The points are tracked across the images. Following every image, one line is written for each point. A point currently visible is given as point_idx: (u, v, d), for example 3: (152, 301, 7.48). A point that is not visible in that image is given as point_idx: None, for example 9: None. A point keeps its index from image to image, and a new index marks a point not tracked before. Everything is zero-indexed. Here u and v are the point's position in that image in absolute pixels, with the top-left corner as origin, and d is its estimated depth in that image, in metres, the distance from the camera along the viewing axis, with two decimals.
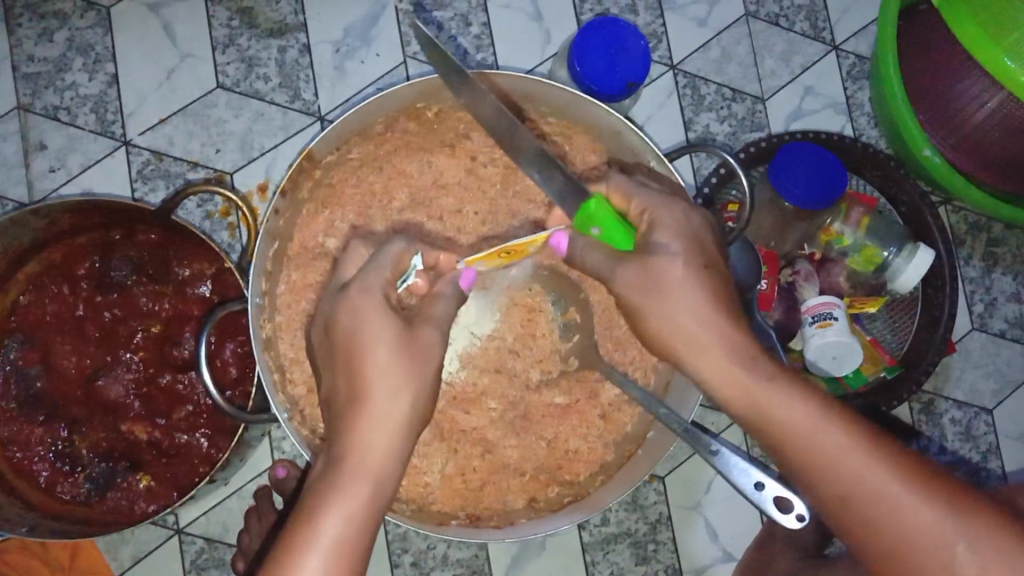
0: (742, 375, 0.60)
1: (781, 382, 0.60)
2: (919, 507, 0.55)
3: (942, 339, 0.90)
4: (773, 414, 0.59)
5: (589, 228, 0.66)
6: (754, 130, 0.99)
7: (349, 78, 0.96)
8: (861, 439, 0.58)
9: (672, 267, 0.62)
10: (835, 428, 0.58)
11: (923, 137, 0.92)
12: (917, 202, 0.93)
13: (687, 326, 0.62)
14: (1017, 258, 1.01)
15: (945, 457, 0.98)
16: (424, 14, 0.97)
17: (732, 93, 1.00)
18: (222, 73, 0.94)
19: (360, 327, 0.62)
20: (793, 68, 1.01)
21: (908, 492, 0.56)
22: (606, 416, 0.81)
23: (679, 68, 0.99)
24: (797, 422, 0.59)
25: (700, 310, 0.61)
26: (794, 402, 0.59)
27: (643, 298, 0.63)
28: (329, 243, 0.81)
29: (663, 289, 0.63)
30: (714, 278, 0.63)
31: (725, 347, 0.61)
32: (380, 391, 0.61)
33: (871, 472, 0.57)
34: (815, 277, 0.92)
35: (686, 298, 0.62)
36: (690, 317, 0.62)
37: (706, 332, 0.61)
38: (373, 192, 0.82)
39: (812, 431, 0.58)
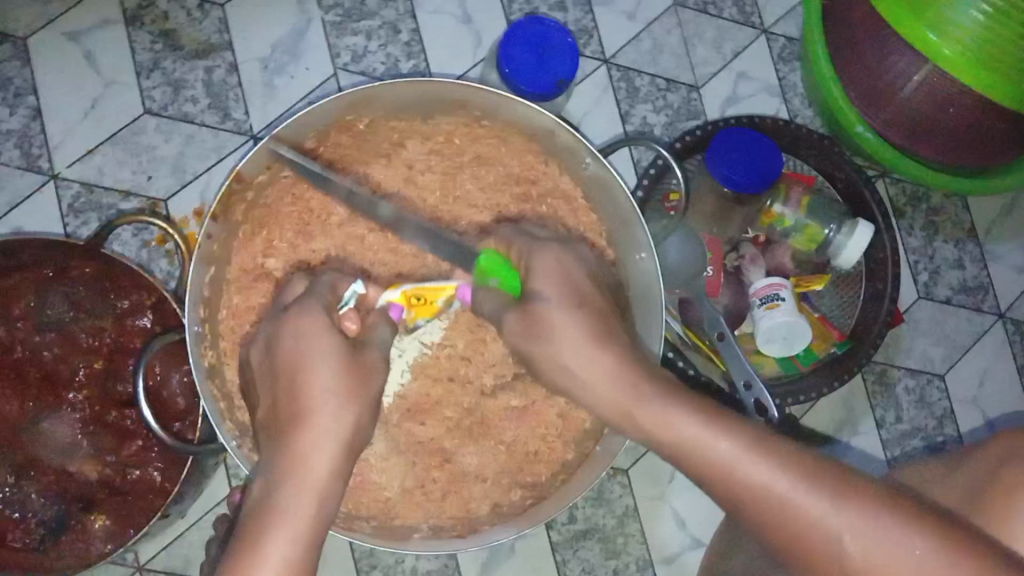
0: (622, 403, 0.62)
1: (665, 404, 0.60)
2: (810, 504, 0.52)
3: (888, 311, 0.91)
4: (660, 437, 0.59)
5: (488, 279, 0.74)
6: (690, 118, 1.00)
7: (279, 94, 0.94)
8: (748, 444, 0.56)
9: (547, 319, 0.66)
10: (723, 440, 0.56)
11: (854, 115, 0.94)
12: (853, 178, 0.93)
13: (570, 364, 0.65)
14: (956, 226, 1.03)
15: (902, 426, 0.99)
16: (351, 25, 0.96)
17: (666, 83, 1.00)
18: (148, 99, 0.92)
19: (305, 345, 0.63)
20: (725, 55, 1.01)
21: (804, 492, 0.53)
22: (564, 415, 0.81)
23: (613, 61, 0.99)
24: (680, 438, 0.58)
25: (580, 350, 0.64)
26: (674, 419, 0.59)
27: (527, 343, 0.68)
28: (269, 264, 0.80)
29: (544, 330, 0.66)
30: (590, 312, 0.67)
31: (613, 386, 0.63)
32: (321, 407, 0.61)
33: (763, 478, 0.54)
34: (761, 260, 0.94)
35: (563, 337, 0.65)
36: (570, 355, 0.65)
37: (592, 375, 0.63)
38: (310, 209, 0.81)
39: (701, 442, 0.57)
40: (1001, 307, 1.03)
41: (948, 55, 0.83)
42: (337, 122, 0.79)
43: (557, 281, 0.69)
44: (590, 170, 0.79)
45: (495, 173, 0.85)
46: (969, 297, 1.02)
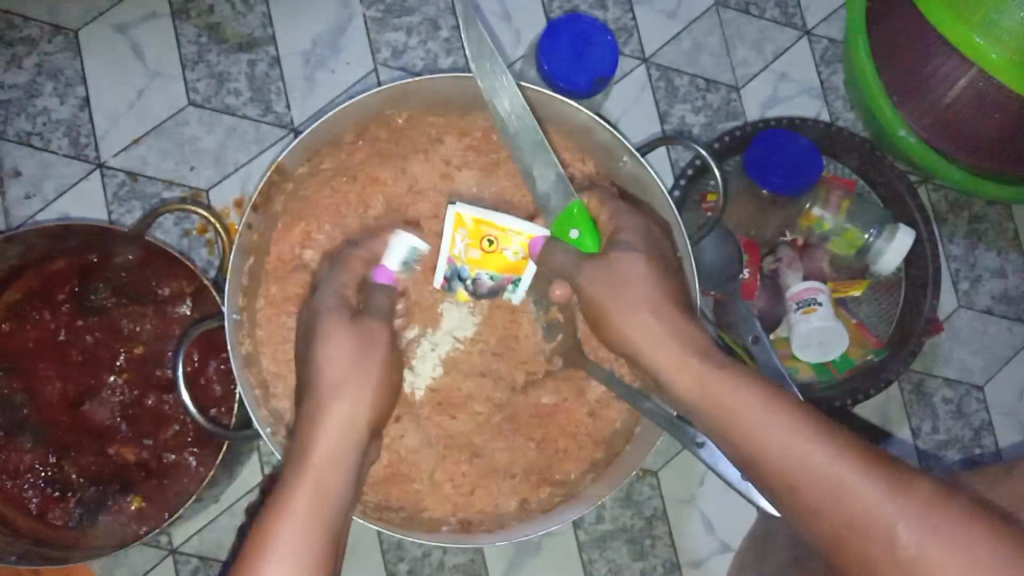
0: (694, 364, 0.63)
1: (733, 374, 0.61)
2: (862, 488, 0.51)
3: (929, 317, 0.90)
4: (725, 411, 0.60)
5: (568, 231, 0.75)
6: (729, 118, 0.99)
7: (320, 89, 0.95)
8: (809, 427, 0.56)
9: (629, 289, 0.70)
10: (780, 414, 0.57)
11: (897, 118, 0.92)
12: (896, 183, 0.92)
13: (640, 321, 0.68)
14: (1000, 234, 1.01)
15: (938, 436, 0.97)
16: (392, 21, 0.97)
17: (706, 83, 0.99)
18: (192, 91, 0.94)
19: (328, 323, 0.69)
20: (766, 56, 1.01)
21: (853, 472, 0.52)
22: (594, 414, 0.81)
23: (652, 61, 0.99)
24: (743, 412, 0.59)
25: (647, 309, 0.68)
26: (739, 393, 0.60)
27: (607, 293, 0.70)
28: (306, 255, 0.81)
29: (625, 282, 0.70)
30: (666, 280, 0.71)
31: (694, 356, 0.64)
32: (338, 401, 0.66)
33: (810, 455, 0.54)
34: (799, 263, 0.93)
35: (636, 295, 0.69)
36: (637, 313, 0.68)
37: (669, 339, 0.66)
38: (348, 202, 0.82)
39: (758, 413, 0.58)
40: None
41: (999, 62, 0.80)
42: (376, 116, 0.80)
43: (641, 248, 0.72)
44: (627, 168, 0.79)
45: None
46: (1011, 307, 1.00)
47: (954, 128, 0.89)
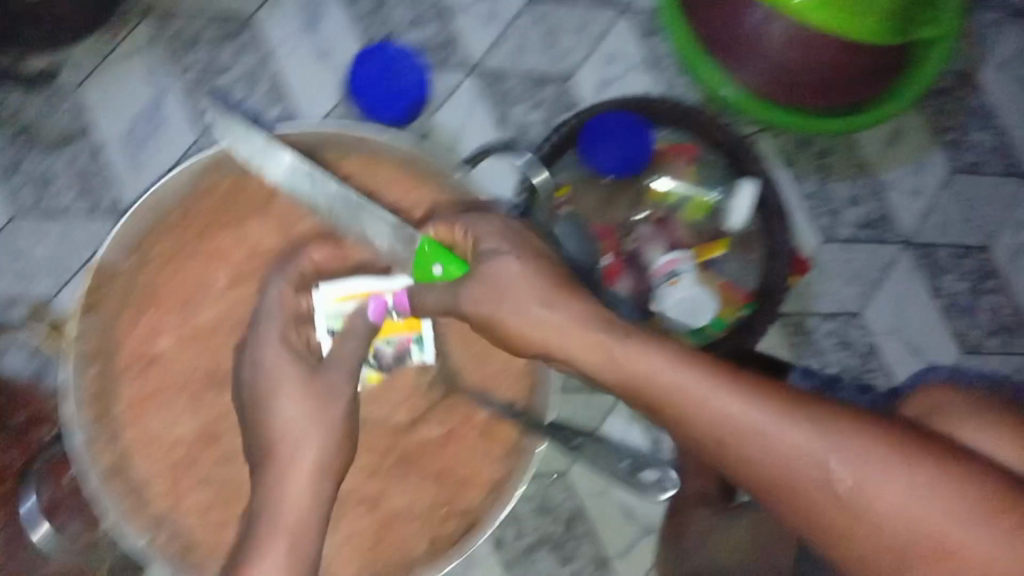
0: (603, 340, 0.56)
1: (630, 335, 0.56)
2: (792, 434, 0.51)
3: (788, 267, 0.90)
4: (722, 430, 0.52)
5: (430, 269, 0.64)
6: (566, 110, 0.99)
7: (146, 170, 0.91)
8: (812, 424, 0.51)
9: (538, 310, 0.58)
10: (687, 369, 0.54)
11: (717, 79, 0.94)
12: (732, 141, 0.90)
13: (536, 319, 0.58)
14: (847, 164, 1.03)
15: (827, 371, 1.00)
16: (207, 84, 0.92)
17: (536, 79, 0.98)
18: (14, 200, 0.90)
19: (264, 378, 0.62)
20: (590, 38, 0.99)
21: (776, 418, 0.51)
22: (485, 433, 0.82)
23: (477, 70, 0.97)
24: (735, 429, 0.52)
25: (530, 307, 0.58)
26: (723, 407, 0.52)
27: (492, 308, 0.59)
28: (157, 346, 0.79)
29: (502, 291, 0.59)
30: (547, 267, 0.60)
31: (687, 367, 0.54)
32: (295, 469, 0.60)
33: (730, 408, 0.52)
34: (657, 238, 0.92)
35: (525, 297, 0.58)
36: (515, 316, 0.58)
37: (569, 321, 0.58)
38: (191, 282, 0.80)
39: (667, 372, 0.54)
40: (905, 235, 1.04)
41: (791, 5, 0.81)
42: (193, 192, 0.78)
43: (516, 250, 0.60)
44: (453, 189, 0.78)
45: None
46: (872, 231, 1.03)
47: (778, 75, 0.91)
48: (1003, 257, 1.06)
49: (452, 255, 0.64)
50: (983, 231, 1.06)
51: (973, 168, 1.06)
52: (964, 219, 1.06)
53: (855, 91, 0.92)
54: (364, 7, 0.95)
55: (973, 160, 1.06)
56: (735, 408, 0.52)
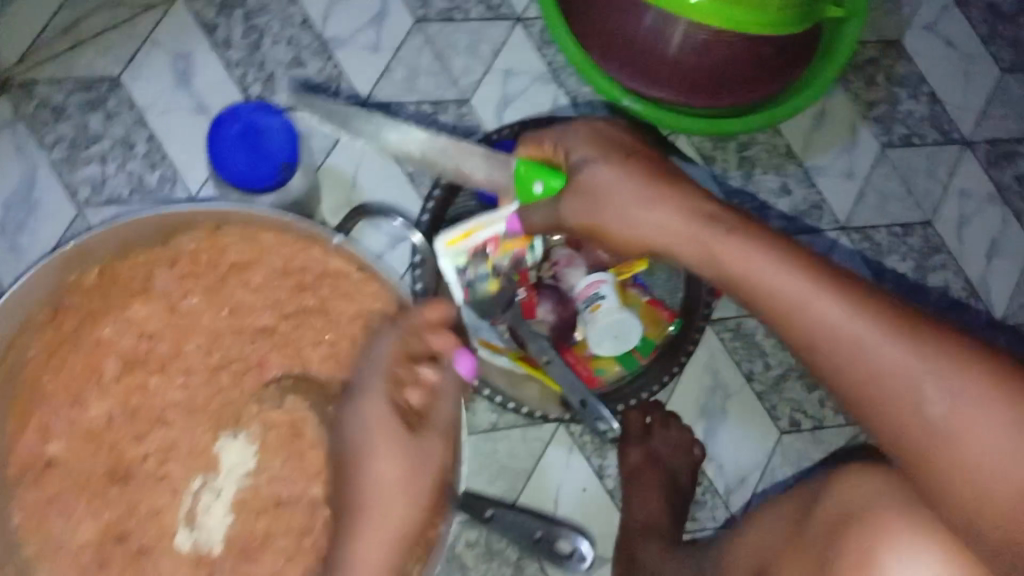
0: (710, 242, 0.67)
1: (744, 240, 0.66)
2: (875, 345, 0.57)
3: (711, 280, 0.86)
4: (836, 339, 0.59)
5: (530, 187, 0.74)
6: (468, 134, 0.94)
7: (27, 255, 0.86)
8: (888, 334, 0.57)
9: (668, 216, 0.70)
10: (791, 276, 0.62)
11: (615, 87, 0.86)
12: None
13: (646, 220, 0.71)
14: (772, 154, 0.99)
15: (775, 373, 0.95)
16: (81, 154, 0.87)
17: (432, 106, 0.93)
18: None
19: (366, 442, 0.73)
20: (484, 56, 0.95)
21: (873, 326, 0.58)
22: None
23: (369, 102, 0.92)
24: (854, 334, 0.58)
25: (662, 209, 0.70)
26: (836, 315, 0.59)
27: (599, 212, 0.72)
28: (51, 449, 0.76)
29: (603, 199, 0.72)
30: (654, 163, 0.73)
31: (797, 282, 0.62)
32: (366, 522, 0.73)
33: (835, 314, 0.59)
34: (577, 259, 0.88)
35: (638, 198, 0.71)
36: (659, 216, 0.70)
37: (652, 216, 0.71)
38: (77, 375, 0.77)
39: (769, 277, 0.63)
40: (839, 219, 0.99)
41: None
42: (56, 281, 0.75)
43: (607, 157, 0.73)
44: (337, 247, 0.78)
45: (262, 274, 0.79)
46: (805, 221, 0.99)
47: (671, 72, 0.85)
48: (949, 230, 1.01)
49: (550, 172, 0.74)
50: (925, 205, 1.01)
51: (905, 140, 1.02)
52: (902, 195, 1.01)
53: (753, 88, 0.87)
54: (238, 53, 0.91)
55: (903, 132, 1.02)
56: (837, 313, 0.59)
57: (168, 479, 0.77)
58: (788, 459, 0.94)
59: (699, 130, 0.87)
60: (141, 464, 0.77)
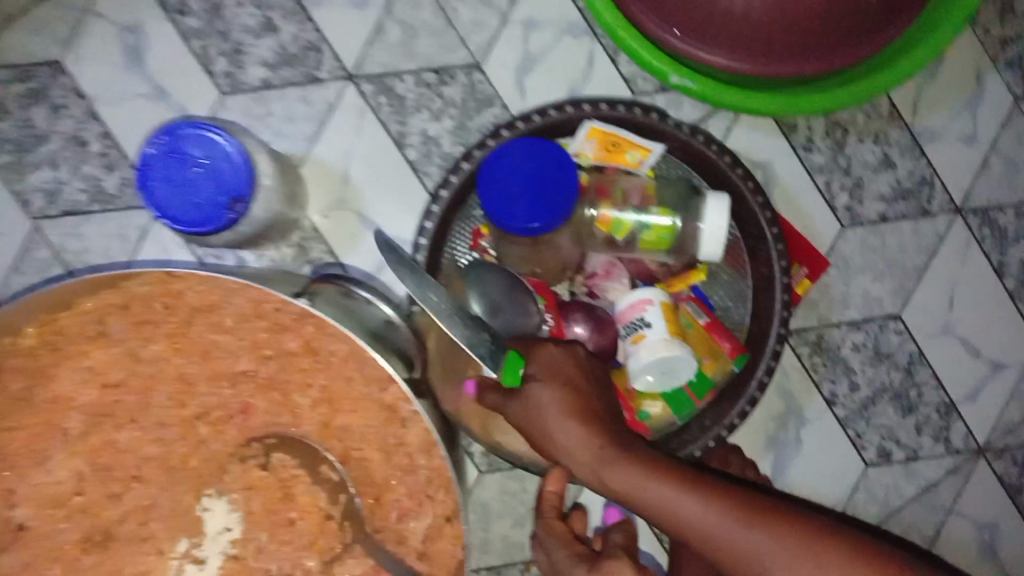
0: (602, 455, 0.52)
1: (630, 463, 0.52)
2: (697, 517, 0.48)
3: (784, 302, 0.68)
4: (673, 524, 0.49)
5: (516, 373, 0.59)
6: (482, 110, 0.76)
7: None
8: (722, 505, 0.48)
9: (570, 427, 0.53)
10: (636, 474, 0.51)
11: (666, 60, 0.66)
12: (694, 144, 0.67)
13: (557, 437, 0.54)
14: (871, 119, 0.78)
15: (862, 394, 0.79)
16: (28, 158, 0.75)
17: (436, 75, 0.76)
18: None
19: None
20: (500, 6, 0.76)
21: (714, 517, 0.48)
22: (425, 555, 0.67)
23: (359, 74, 0.75)
24: (717, 536, 0.47)
25: (561, 422, 0.54)
26: (694, 512, 0.48)
27: (534, 434, 0.55)
28: (21, 513, 0.68)
29: (540, 413, 0.55)
30: (541, 401, 0.55)
31: (656, 490, 0.50)
32: None
33: (652, 486, 0.50)
34: (618, 270, 0.71)
35: (555, 413, 0.54)
36: (570, 445, 0.53)
37: (568, 433, 0.53)
38: (38, 430, 0.67)
39: (669, 514, 0.49)
40: (955, 199, 0.79)
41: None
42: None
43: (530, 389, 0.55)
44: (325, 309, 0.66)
45: (233, 314, 0.66)
46: (909, 202, 0.79)
47: (726, 32, 0.63)
48: None
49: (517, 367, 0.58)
50: None
51: None
52: None
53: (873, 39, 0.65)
54: (197, 22, 0.75)
55: None
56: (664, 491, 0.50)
57: (152, 540, 0.68)
58: (873, 494, 0.79)
59: (772, 112, 0.67)
60: (120, 526, 0.68)
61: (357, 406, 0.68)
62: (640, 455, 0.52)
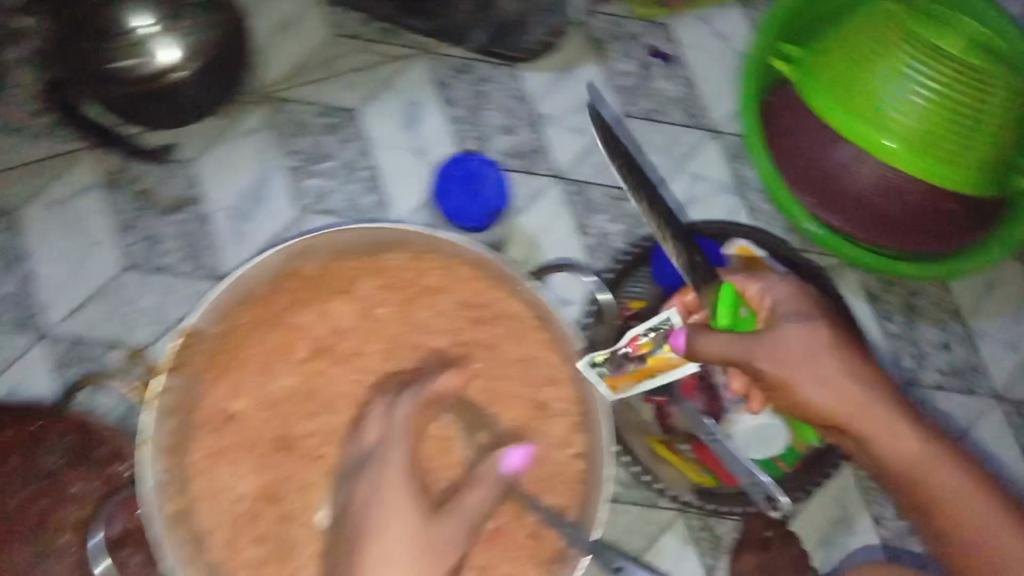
0: (849, 388, 0.72)
1: (866, 388, 0.73)
2: (902, 438, 0.73)
3: None
4: (878, 435, 0.73)
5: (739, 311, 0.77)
6: (648, 224, 1.00)
7: (249, 241, 0.97)
8: (910, 427, 0.73)
9: (833, 379, 0.72)
10: (868, 401, 0.72)
11: (803, 211, 0.92)
12: (813, 275, 0.91)
13: (798, 387, 0.72)
14: (938, 308, 1.01)
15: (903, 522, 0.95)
16: (311, 168, 0.99)
17: (621, 191, 1.01)
18: (128, 254, 0.97)
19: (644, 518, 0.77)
20: (678, 158, 1.01)
21: (915, 443, 0.73)
22: (536, 534, 0.85)
23: (566, 177, 1.00)
24: (884, 436, 0.73)
25: (807, 368, 0.71)
26: (882, 423, 0.73)
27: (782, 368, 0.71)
28: (234, 406, 0.83)
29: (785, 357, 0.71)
30: (790, 335, 0.72)
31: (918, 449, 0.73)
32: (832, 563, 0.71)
33: (873, 410, 0.73)
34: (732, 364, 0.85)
35: (804, 367, 0.71)
36: (812, 385, 0.72)
37: (812, 379, 0.72)
38: (272, 349, 0.85)
39: (873, 421, 0.73)
40: (996, 387, 1.00)
41: (861, 137, 0.87)
42: (267, 272, 0.81)
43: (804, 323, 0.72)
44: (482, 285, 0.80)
45: (449, 300, 0.87)
46: (960, 380, 0.99)
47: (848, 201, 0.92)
48: None
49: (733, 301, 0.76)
50: None
51: None
52: None
53: (945, 238, 0.93)
54: (461, 112, 1.01)
55: None
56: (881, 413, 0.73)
57: (322, 460, 0.83)
58: None
59: (875, 264, 0.91)
60: (304, 440, 0.83)
61: (516, 401, 0.86)
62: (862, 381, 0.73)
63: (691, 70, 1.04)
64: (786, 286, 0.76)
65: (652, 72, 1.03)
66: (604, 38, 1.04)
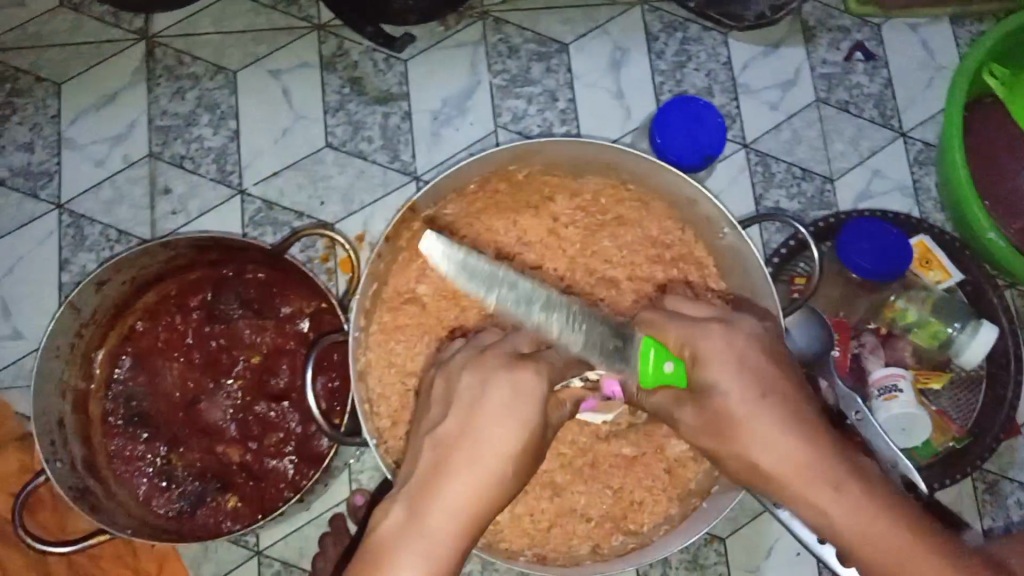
0: (782, 465, 0.61)
1: (808, 465, 0.61)
2: (859, 524, 0.59)
3: (1007, 417, 0.93)
4: (840, 526, 0.60)
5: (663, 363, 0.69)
6: (822, 208, 1.04)
7: (445, 144, 1.03)
8: (885, 516, 0.59)
9: (800, 452, 0.61)
10: (797, 479, 0.61)
11: (987, 220, 0.95)
12: (982, 284, 0.96)
13: (760, 459, 0.62)
14: None
15: None
16: (515, 90, 1.05)
17: (802, 171, 1.05)
18: (331, 134, 1.03)
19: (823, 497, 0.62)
20: (862, 152, 1.06)
21: (880, 525, 0.58)
22: (671, 470, 0.86)
23: (752, 147, 1.05)
24: (887, 537, 0.58)
25: (767, 439, 0.62)
26: (889, 528, 0.58)
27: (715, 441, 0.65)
28: (419, 290, 0.88)
29: (730, 429, 0.64)
30: (771, 402, 0.63)
31: (914, 543, 0.58)
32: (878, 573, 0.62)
33: (855, 502, 0.59)
34: (881, 350, 0.96)
35: (760, 432, 0.62)
36: (762, 451, 0.62)
37: (770, 449, 0.62)
38: (463, 246, 0.88)
39: (864, 517, 0.59)
40: None
41: None
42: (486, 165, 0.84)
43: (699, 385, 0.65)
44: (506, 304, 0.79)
45: (634, 235, 0.90)
46: None
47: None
48: None
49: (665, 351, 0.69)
50: None
51: None
52: None
53: None
54: (665, 65, 1.06)
55: None
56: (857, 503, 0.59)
57: None
58: None
59: None
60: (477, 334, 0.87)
61: None
62: (796, 453, 0.61)
63: (892, 72, 1.08)
64: (720, 336, 0.66)
65: (854, 67, 1.08)
66: (814, 24, 1.08)
